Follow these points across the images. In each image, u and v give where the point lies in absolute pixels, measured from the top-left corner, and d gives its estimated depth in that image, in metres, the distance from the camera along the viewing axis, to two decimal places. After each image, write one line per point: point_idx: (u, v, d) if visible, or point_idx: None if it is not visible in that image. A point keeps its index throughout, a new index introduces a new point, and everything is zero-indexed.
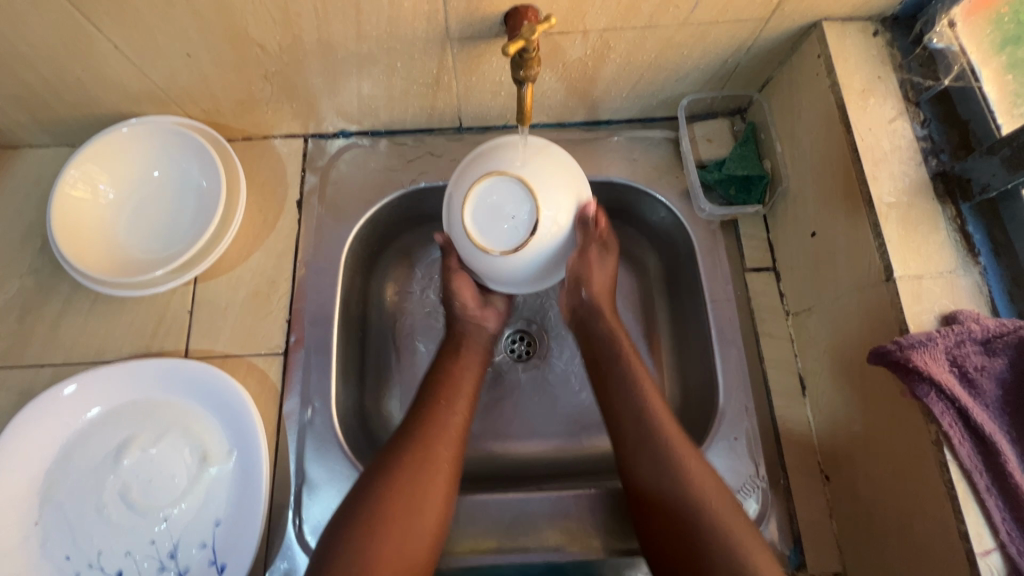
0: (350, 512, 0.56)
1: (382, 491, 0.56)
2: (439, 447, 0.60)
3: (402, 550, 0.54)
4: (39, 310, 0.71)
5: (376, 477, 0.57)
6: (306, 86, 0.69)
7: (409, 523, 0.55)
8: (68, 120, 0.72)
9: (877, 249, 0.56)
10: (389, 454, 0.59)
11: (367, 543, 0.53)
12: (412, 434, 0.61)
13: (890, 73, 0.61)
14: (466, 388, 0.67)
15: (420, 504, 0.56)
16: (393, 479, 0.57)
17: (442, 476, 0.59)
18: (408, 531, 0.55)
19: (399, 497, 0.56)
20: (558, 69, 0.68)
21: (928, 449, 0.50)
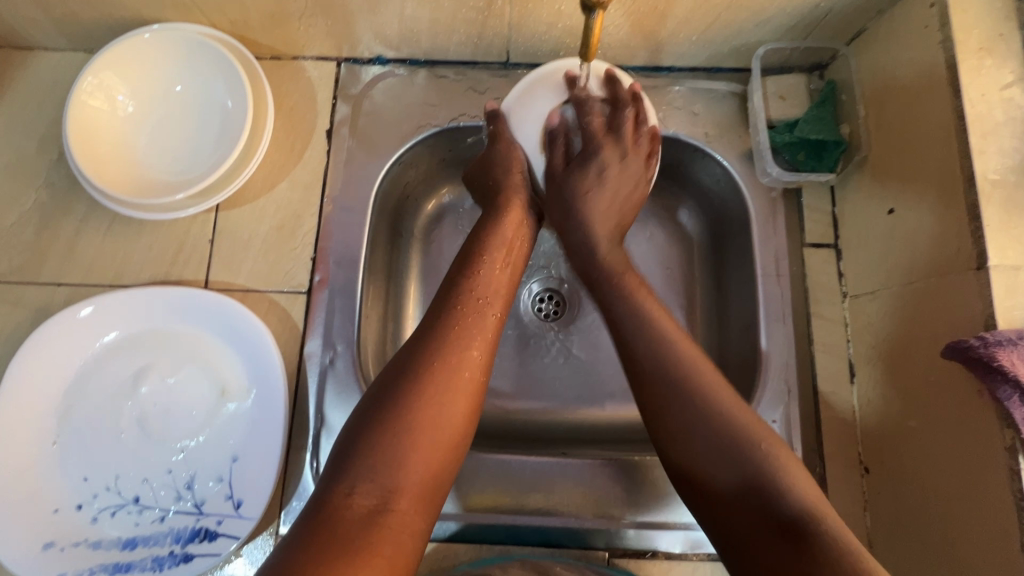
0: (370, 411, 0.48)
1: (409, 388, 0.49)
2: (471, 345, 0.53)
3: (429, 449, 0.47)
4: (55, 227, 0.67)
5: (401, 373, 0.50)
6: (344, 0, 0.62)
7: (437, 424, 0.48)
8: (84, 22, 0.66)
9: (971, 234, 0.50)
10: (416, 350, 0.52)
11: (393, 443, 0.46)
12: (442, 329, 0.53)
13: (1014, 31, 0.53)
14: (502, 285, 0.59)
15: (449, 402, 0.49)
16: (422, 376, 0.49)
17: (471, 374, 0.51)
18: (437, 429, 0.48)
19: (427, 393, 0.49)
20: (627, 0, 0.60)
21: (999, 454, 0.46)
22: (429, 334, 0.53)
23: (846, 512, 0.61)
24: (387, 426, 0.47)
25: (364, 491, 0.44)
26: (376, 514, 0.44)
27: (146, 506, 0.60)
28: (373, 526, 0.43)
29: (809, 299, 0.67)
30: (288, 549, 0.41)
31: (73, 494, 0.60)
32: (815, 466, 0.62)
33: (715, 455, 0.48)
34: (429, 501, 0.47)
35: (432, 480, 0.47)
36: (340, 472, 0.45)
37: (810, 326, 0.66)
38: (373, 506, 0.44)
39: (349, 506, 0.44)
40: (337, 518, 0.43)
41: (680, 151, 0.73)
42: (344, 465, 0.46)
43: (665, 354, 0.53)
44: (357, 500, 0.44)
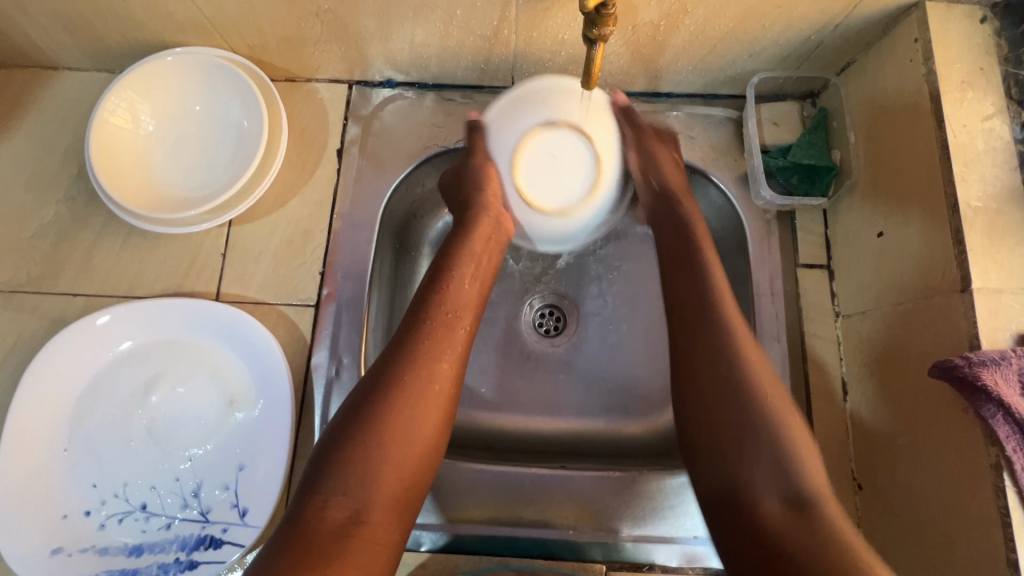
0: (344, 426, 0.50)
1: (381, 403, 0.50)
2: (443, 358, 0.54)
3: (401, 463, 0.49)
4: (73, 240, 0.70)
5: (373, 387, 0.52)
6: (358, 28, 0.65)
7: (410, 437, 0.50)
8: (109, 44, 0.69)
9: (956, 257, 0.52)
10: (388, 363, 0.53)
11: (366, 457, 0.48)
12: (416, 341, 0.54)
13: (994, 66, 0.56)
14: (472, 299, 0.60)
15: (422, 417, 0.51)
16: (394, 390, 0.51)
17: (443, 387, 0.53)
18: (409, 443, 0.50)
19: (399, 409, 0.50)
20: (627, 32, 0.63)
21: (984, 471, 0.48)
22: (401, 348, 0.54)
23: None
24: (359, 441, 0.48)
25: (337, 504, 0.46)
26: (349, 526, 0.46)
27: (153, 513, 0.61)
28: (346, 538, 0.45)
29: (802, 318, 0.68)
30: (265, 563, 0.43)
31: (82, 500, 0.62)
32: None
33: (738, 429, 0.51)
34: (402, 512, 0.49)
35: (404, 493, 0.49)
36: (314, 486, 0.47)
37: (804, 344, 0.68)
38: (347, 519, 0.46)
39: (322, 520, 0.45)
40: (310, 531, 0.45)
41: None
42: (318, 478, 0.47)
43: (726, 350, 0.54)
44: (330, 514, 0.46)
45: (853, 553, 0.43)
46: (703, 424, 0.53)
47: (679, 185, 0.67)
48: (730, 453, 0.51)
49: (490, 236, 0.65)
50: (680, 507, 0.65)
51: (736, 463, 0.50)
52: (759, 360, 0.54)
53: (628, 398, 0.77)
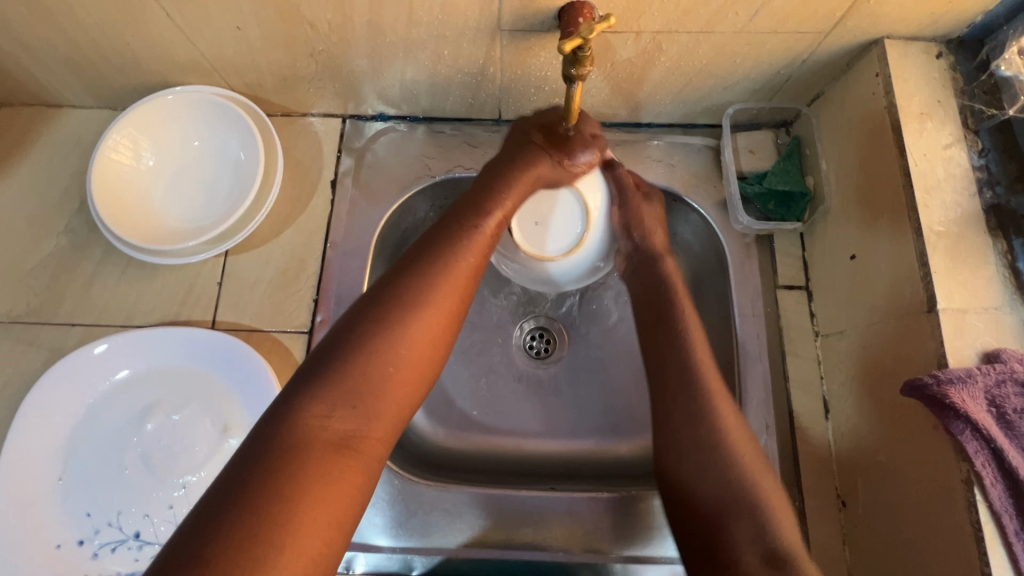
0: (351, 337, 0.49)
1: (392, 320, 0.50)
2: (454, 284, 0.55)
3: (402, 386, 0.50)
4: (73, 271, 0.72)
5: (383, 300, 0.52)
6: (350, 67, 0.68)
7: (412, 358, 0.50)
8: (113, 84, 0.72)
9: (921, 279, 0.55)
10: (402, 279, 0.53)
11: (369, 374, 0.48)
12: (431, 262, 0.55)
13: (951, 98, 0.59)
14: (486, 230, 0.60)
15: (426, 322, 0.52)
16: (406, 314, 0.51)
17: (449, 314, 0.54)
18: (412, 363, 0.50)
19: (409, 322, 0.51)
20: (606, 68, 0.67)
21: (957, 486, 0.50)
22: (415, 267, 0.54)
23: (825, 545, 0.63)
24: (368, 359, 0.48)
25: (338, 418, 0.46)
26: (347, 440, 0.46)
27: (147, 541, 0.62)
28: (343, 452, 0.45)
29: (783, 338, 0.71)
30: (252, 468, 0.42)
31: (76, 529, 0.62)
32: (795, 499, 0.64)
33: (700, 448, 0.57)
34: (395, 429, 0.49)
35: (401, 412, 0.50)
36: (313, 394, 0.47)
37: (785, 363, 0.70)
38: (345, 433, 0.46)
39: (322, 429, 0.45)
40: (307, 438, 0.44)
41: (660, 199, 0.78)
42: (320, 385, 0.47)
43: (680, 347, 0.62)
44: (331, 426, 0.46)
45: (773, 523, 0.52)
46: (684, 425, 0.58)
47: (659, 244, 0.68)
48: (693, 463, 0.57)
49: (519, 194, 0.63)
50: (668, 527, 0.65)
51: (685, 448, 0.58)
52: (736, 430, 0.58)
53: (617, 418, 0.78)
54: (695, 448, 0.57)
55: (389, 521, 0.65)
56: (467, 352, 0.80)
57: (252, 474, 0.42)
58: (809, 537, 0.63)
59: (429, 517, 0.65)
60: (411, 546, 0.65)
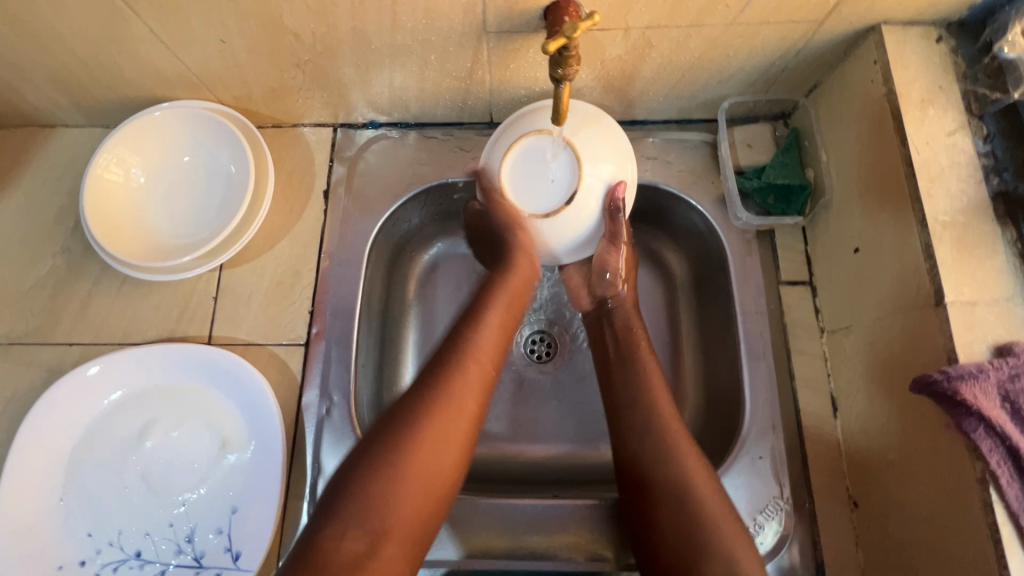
0: (371, 452, 0.52)
1: (410, 437, 0.52)
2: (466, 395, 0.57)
3: (415, 500, 0.51)
4: (69, 289, 0.72)
5: (398, 418, 0.54)
6: (338, 75, 0.68)
7: (429, 467, 0.52)
8: (103, 102, 0.72)
9: (928, 272, 0.53)
10: (417, 394, 0.55)
11: (383, 491, 0.49)
12: (448, 377, 0.57)
13: (953, 83, 0.57)
14: (498, 339, 0.63)
15: (444, 436, 0.54)
16: (419, 427, 0.53)
17: (467, 425, 0.56)
18: (431, 476, 0.52)
19: (422, 437, 0.53)
20: (597, 67, 0.65)
21: (971, 486, 0.48)
22: (433, 381, 0.56)
23: (837, 548, 0.61)
24: (387, 475, 0.50)
25: (351, 539, 0.47)
26: (360, 561, 0.46)
27: (148, 560, 0.62)
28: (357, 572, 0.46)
29: (788, 335, 0.69)
30: None
31: (77, 550, 0.62)
32: (805, 501, 0.63)
33: (669, 481, 0.57)
34: (410, 545, 0.50)
35: (417, 527, 0.50)
36: (333, 513, 0.48)
37: (791, 361, 0.68)
38: (357, 554, 0.47)
39: (337, 550, 0.46)
40: (324, 560, 0.46)
41: (657, 197, 0.77)
42: (334, 508, 0.49)
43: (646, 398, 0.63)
44: (344, 546, 0.47)
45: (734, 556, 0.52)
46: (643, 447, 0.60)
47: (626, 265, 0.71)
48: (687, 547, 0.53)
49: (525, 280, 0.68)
50: None
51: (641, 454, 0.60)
52: (694, 469, 0.57)
53: None
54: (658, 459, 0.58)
55: None
56: None
57: None
58: (820, 540, 0.61)
59: None
60: None
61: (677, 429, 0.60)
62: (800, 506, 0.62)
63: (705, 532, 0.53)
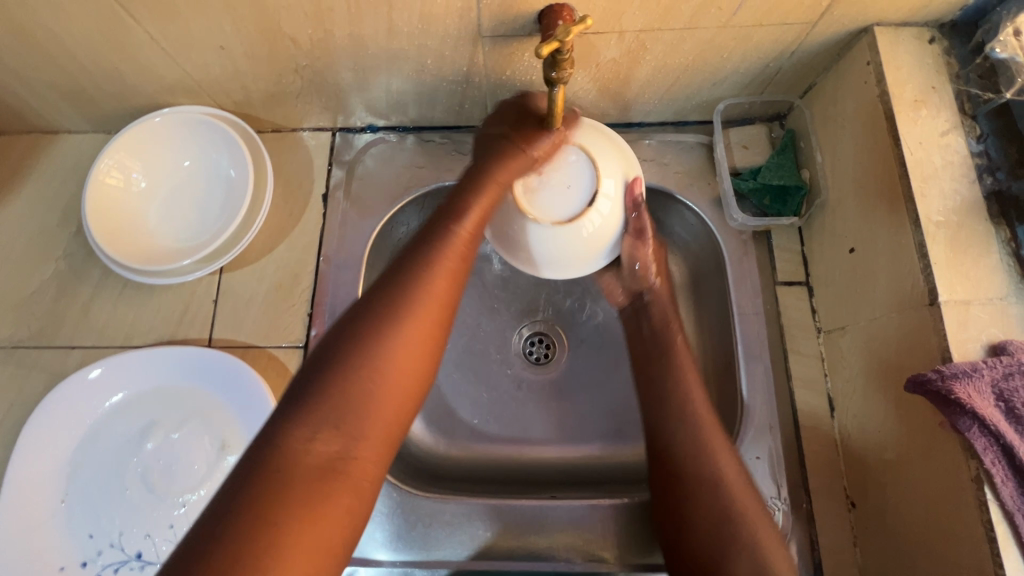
0: (331, 352, 0.48)
1: (373, 334, 0.49)
2: (439, 301, 0.53)
3: (390, 405, 0.48)
4: (72, 294, 0.72)
5: (361, 317, 0.50)
6: (336, 80, 0.69)
7: (398, 367, 0.49)
8: (105, 108, 0.73)
9: (922, 271, 0.53)
10: (385, 300, 0.51)
11: (349, 398, 0.46)
12: (418, 267, 0.54)
13: (946, 84, 0.58)
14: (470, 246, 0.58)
15: (414, 335, 0.51)
16: (389, 333, 0.49)
17: (437, 326, 0.53)
18: (404, 376, 0.49)
19: (393, 340, 0.49)
20: (592, 69, 0.66)
21: (966, 484, 0.48)
22: (398, 275, 0.53)
23: (836, 548, 0.61)
24: (352, 374, 0.47)
25: (322, 443, 0.44)
26: (333, 465, 0.44)
27: (149, 561, 0.62)
28: (330, 476, 0.43)
29: (784, 335, 0.69)
30: (235, 498, 0.40)
31: (79, 551, 0.62)
32: (803, 502, 0.63)
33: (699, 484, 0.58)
34: (384, 451, 0.48)
35: (392, 431, 0.48)
36: (292, 416, 0.45)
37: (787, 361, 0.68)
38: (330, 459, 0.44)
39: (307, 453, 0.43)
40: (292, 465, 0.42)
41: (654, 199, 0.77)
42: (300, 410, 0.45)
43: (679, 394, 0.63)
44: (314, 450, 0.44)
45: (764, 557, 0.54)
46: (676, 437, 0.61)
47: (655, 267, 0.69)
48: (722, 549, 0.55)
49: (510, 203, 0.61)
50: None
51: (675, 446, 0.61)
52: (727, 469, 0.59)
53: (619, 423, 0.77)
54: (688, 464, 0.60)
55: (389, 534, 0.64)
56: (465, 360, 0.80)
57: (235, 513, 0.39)
58: (818, 540, 0.61)
59: (429, 530, 0.65)
60: (412, 560, 0.64)
61: (714, 431, 0.61)
62: (797, 506, 0.62)
63: (743, 529, 0.55)
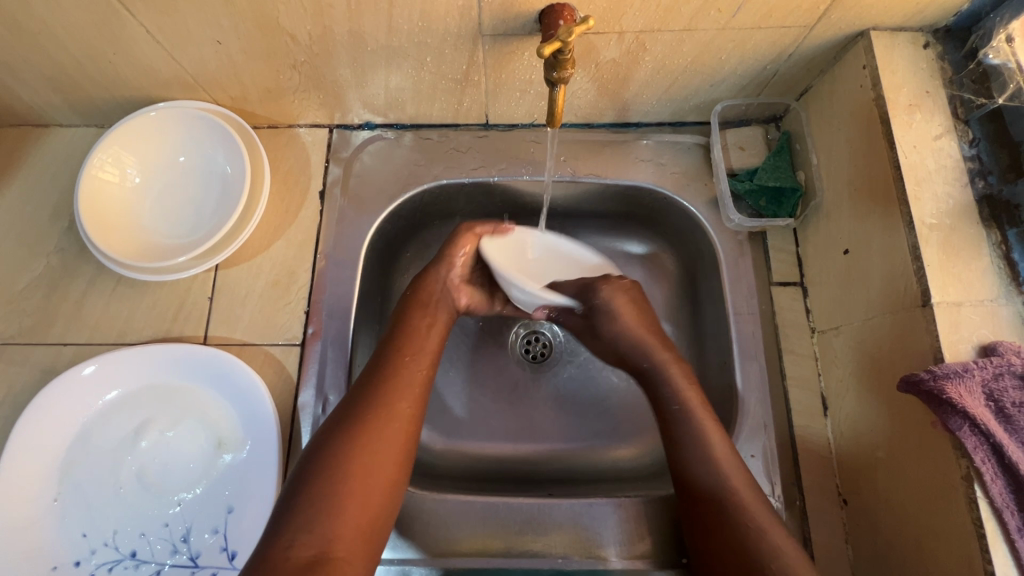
0: (310, 463, 0.54)
1: (345, 442, 0.55)
2: (399, 400, 0.60)
3: (364, 496, 0.53)
4: (63, 290, 0.71)
5: (332, 430, 0.57)
6: (333, 76, 0.68)
7: (368, 468, 0.55)
8: (98, 101, 0.72)
9: (915, 273, 0.54)
10: (346, 412, 0.58)
11: (326, 500, 0.52)
12: (381, 383, 0.60)
13: (940, 88, 0.59)
14: (427, 358, 0.65)
15: (385, 441, 0.57)
16: (355, 438, 0.56)
17: (403, 430, 0.58)
18: (373, 475, 0.55)
19: (361, 440, 0.56)
20: (591, 69, 0.66)
21: (957, 483, 0.49)
22: (365, 389, 0.60)
23: (828, 545, 0.62)
24: (326, 478, 0.53)
25: (303, 543, 0.49)
26: (316, 564, 0.48)
27: (143, 560, 0.62)
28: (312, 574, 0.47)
29: (779, 335, 0.70)
30: None
31: (72, 551, 0.62)
32: (796, 500, 0.64)
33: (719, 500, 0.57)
34: (362, 545, 0.52)
35: (368, 528, 0.53)
36: (280, 528, 0.50)
37: (781, 361, 0.69)
38: (312, 558, 0.48)
39: (289, 558, 0.48)
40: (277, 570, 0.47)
41: (651, 199, 0.78)
42: (284, 521, 0.50)
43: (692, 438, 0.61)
44: (298, 550, 0.48)
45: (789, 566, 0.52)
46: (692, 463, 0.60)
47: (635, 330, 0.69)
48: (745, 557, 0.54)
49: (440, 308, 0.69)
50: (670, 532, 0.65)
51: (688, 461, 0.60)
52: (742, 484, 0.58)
53: (615, 422, 0.79)
54: (716, 490, 0.58)
55: None
56: (464, 361, 0.81)
57: None
58: (811, 537, 0.62)
59: (427, 527, 0.65)
60: (408, 558, 0.64)
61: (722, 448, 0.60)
62: (790, 504, 0.63)
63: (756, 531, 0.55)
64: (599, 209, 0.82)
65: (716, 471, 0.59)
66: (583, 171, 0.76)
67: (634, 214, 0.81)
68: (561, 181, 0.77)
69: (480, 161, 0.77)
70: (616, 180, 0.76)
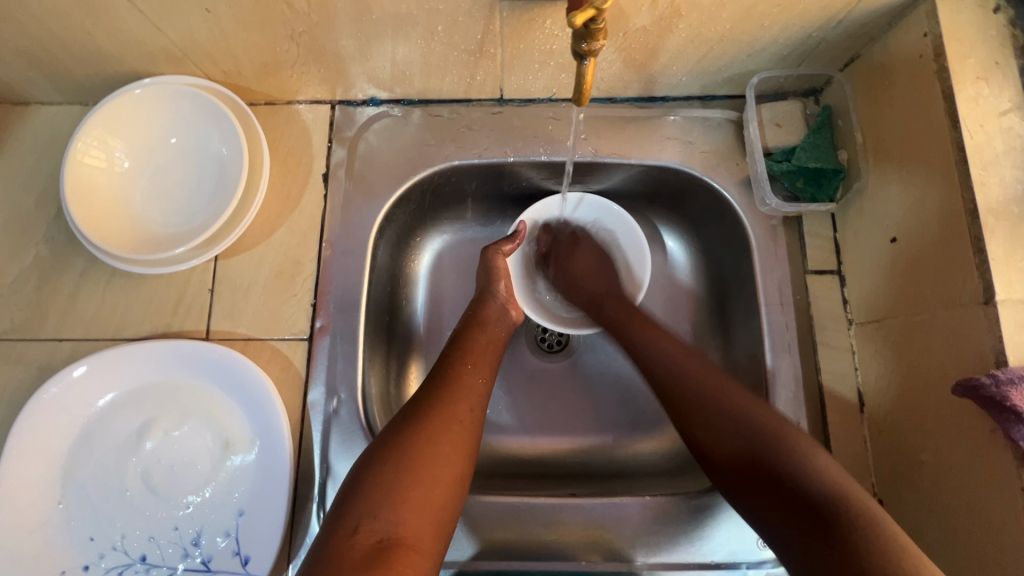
0: (375, 453, 0.53)
1: (410, 434, 0.54)
2: (461, 403, 0.58)
3: (432, 488, 0.51)
4: (55, 282, 0.67)
5: (396, 425, 0.55)
6: (335, 48, 0.62)
7: (435, 461, 0.52)
8: (80, 77, 0.66)
9: (976, 268, 0.49)
10: (414, 410, 0.57)
11: (390, 491, 0.50)
12: (443, 383, 0.60)
13: (1010, 59, 0.53)
14: (486, 359, 0.64)
15: (449, 437, 0.55)
16: (417, 432, 0.54)
17: (466, 429, 0.56)
18: (441, 470, 0.53)
19: (425, 434, 0.54)
20: (619, 38, 0.60)
21: (1016, 494, 0.46)
22: (429, 389, 0.59)
23: None
24: (390, 466, 0.51)
25: (369, 528, 0.48)
26: (383, 549, 0.46)
27: (154, 564, 0.60)
28: (377, 560, 0.46)
29: (814, 327, 0.66)
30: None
31: (80, 555, 0.60)
32: None
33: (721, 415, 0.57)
34: (429, 536, 0.49)
35: (435, 519, 0.50)
36: (346, 514, 0.49)
37: (816, 355, 0.65)
38: (376, 543, 0.47)
39: (356, 542, 0.47)
40: (343, 554, 0.46)
41: (677, 180, 0.73)
42: (349, 506, 0.49)
43: (664, 354, 0.64)
44: (363, 535, 0.47)
45: (821, 475, 0.51)
46: (667, 376, 0.62)
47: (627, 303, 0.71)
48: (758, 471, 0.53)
49: (497, 318, 0.70)
50: (698, 531, 0.62)
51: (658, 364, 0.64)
52: (740, 403, 0.57)
53: (636, 414, 0.76)
54: (722, 417, 0.57)
55: None
56: None
57: None
58: None
59: None
60: None
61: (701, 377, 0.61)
62: None
63: (745, 441, 0.55)
64: (618, 188, 0.78)
65: (709, 394, 0.59)
66: (606, 151, 0.71)
67: (658, 196, 0.77)
68: (583, 162, 0.72)
69: (495, 140, 0.72)
70: (642, 158, 0.71)
